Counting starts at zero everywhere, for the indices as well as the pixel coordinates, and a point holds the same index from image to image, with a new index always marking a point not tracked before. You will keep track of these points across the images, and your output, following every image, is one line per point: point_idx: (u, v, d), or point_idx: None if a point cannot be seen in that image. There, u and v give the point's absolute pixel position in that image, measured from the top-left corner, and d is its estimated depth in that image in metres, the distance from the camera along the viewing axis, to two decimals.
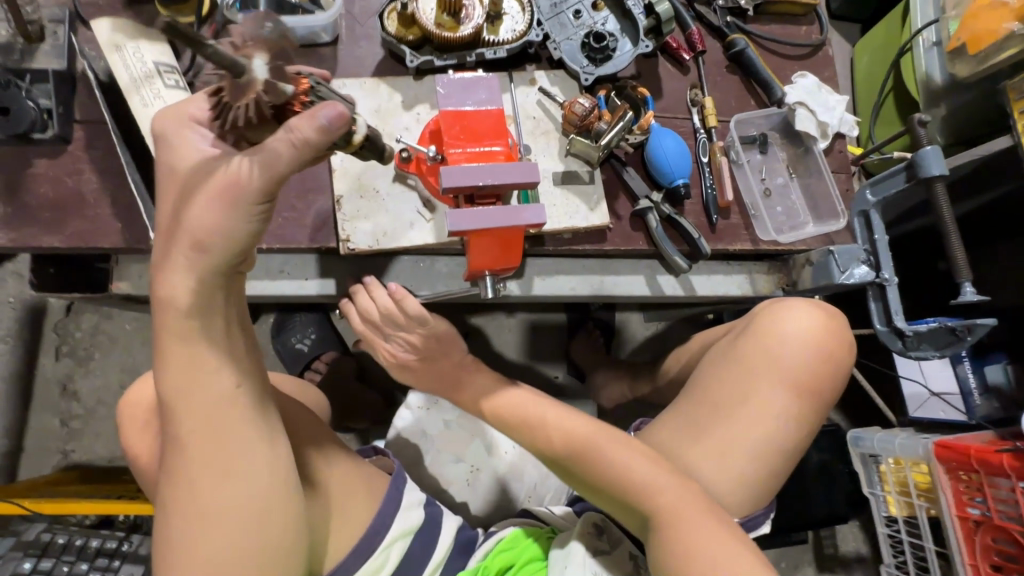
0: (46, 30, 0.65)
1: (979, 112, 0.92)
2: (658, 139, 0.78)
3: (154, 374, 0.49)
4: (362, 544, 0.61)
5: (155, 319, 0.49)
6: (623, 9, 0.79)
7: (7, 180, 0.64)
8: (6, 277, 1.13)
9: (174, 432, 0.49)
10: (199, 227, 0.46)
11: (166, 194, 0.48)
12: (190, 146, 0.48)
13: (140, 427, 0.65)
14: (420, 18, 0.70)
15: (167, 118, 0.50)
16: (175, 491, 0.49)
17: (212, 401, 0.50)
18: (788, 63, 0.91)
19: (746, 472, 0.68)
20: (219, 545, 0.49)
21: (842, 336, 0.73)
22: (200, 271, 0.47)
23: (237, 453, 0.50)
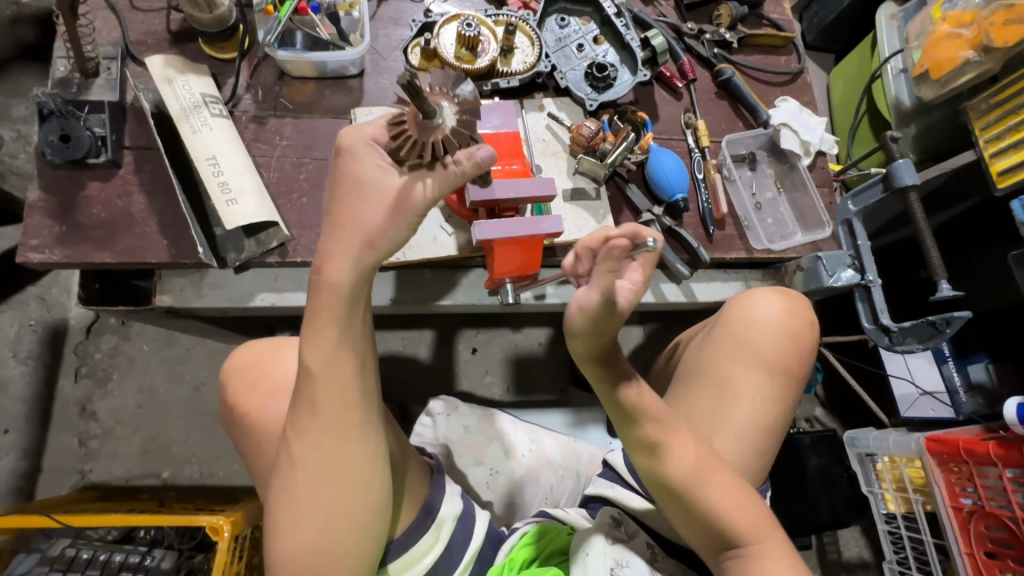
0: (101, 66, 0.71)
1: (945, 131, 1.01)
2: (658, 157, 0.85)
3: (306, 348, 0.54)
4: (425, 508, 0.66)
5: (313, 296, 0.54)
6: (622, 43, 0.88)
7: (62, 201, 0.69)
8: (28, 301, 1.17)
9: (312, 402, 0.55)
10: (376, 230, 0.52)
11: (343, 199, 0.53)
12: (372, 164, 0.53)
13: (250, 386, 0.66)
14: (441, 52, 0.78)
15: (353, 133, 0.54)
16: (298, 458, 0.55)
17: (344, 380, 0.55)
18: (771, 89, 1.00)
19: (733, 449, 0.73)
20: (335, 509, 0.55)
21: (804, 314, 0.81)
22: (363, 263, 0.54)
23: (355, 428, 0.56)
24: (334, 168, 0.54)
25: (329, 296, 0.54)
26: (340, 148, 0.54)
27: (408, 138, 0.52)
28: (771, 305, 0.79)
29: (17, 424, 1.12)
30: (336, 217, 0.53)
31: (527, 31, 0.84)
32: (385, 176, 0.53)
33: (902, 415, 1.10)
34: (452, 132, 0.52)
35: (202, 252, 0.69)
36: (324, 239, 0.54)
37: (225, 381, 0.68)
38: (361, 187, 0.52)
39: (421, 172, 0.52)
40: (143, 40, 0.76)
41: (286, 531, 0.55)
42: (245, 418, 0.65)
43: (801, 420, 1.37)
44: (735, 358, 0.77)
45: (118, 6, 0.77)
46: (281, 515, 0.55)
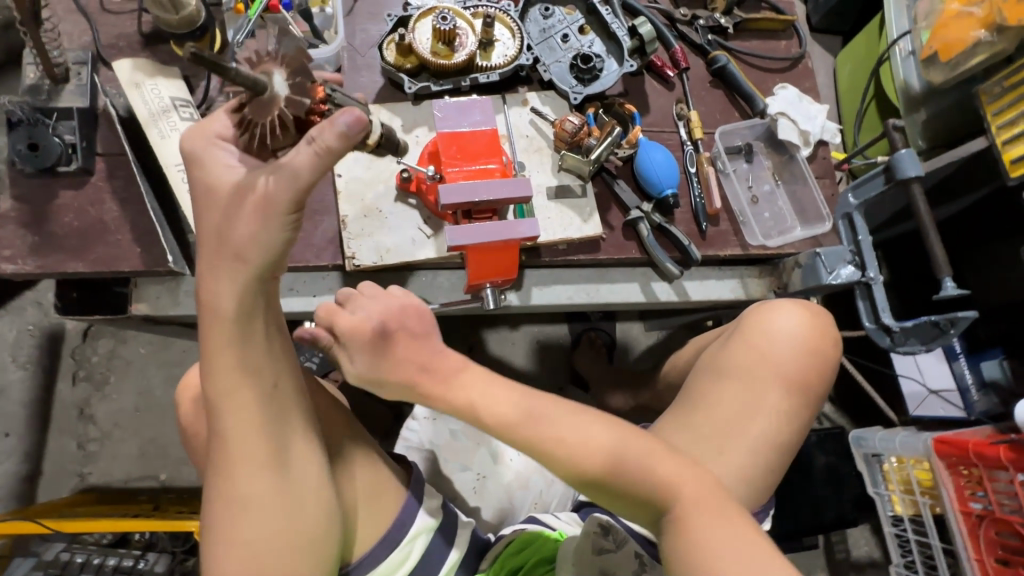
0: (70, 71, 0.70)
1: (956, 116, 0.95)
2: (647, 151, 0.82)
3: (207, 372, 0.54)
4: (390, 533, 0.64)
5: (203, 321, 0.54)
6: (608, 32, 0.84)
7: (35, 211, 0.68)
8: (25, 305, 1.18)
9: (222, 428, 0.54)
10: (238, 234, 0.50)
11: (204, 214, 0.52)
12: (217, 165, 0.52)
13: (197, 407, 0.67)
14: (417, 47, 0.75)
15: (193, 136, 0.53)
16: (218, 485, 0.54)
17: (251, 400, 0.54)
18: (770, 76, 0.95)
19: (747, 466, 0.69)
20: (262, 533, 0.53)
21: (826, 330, 0.78)
22: (242, 284, 0.52)
23: (276, 451, 0.55)
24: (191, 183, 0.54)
25: (219, 324, 0.53)
26: (189, 158, 0.53)
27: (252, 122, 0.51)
28: (791, 319, 0.76)
29: (18, 428, 1.14)
30: (204, 228, 0.52)
31: (508, 22, 0.80)
32: (226, 175, 0.52)
33: (912, 414, 1.07)
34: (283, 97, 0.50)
35: (171, 261, 0.68)
36: (198, 258, 0.53)
37: (178, 404, 0.70)
38: (214, 193, 0.51)
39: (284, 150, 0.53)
40: (113, 43, 0.75)
41: (220, 561, 0.53)
42: (195, 439, 0.67)
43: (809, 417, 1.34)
44: (755, 371, 0.74)
45: (88, 8, 0.75)
46: (215, 544, 0.54)
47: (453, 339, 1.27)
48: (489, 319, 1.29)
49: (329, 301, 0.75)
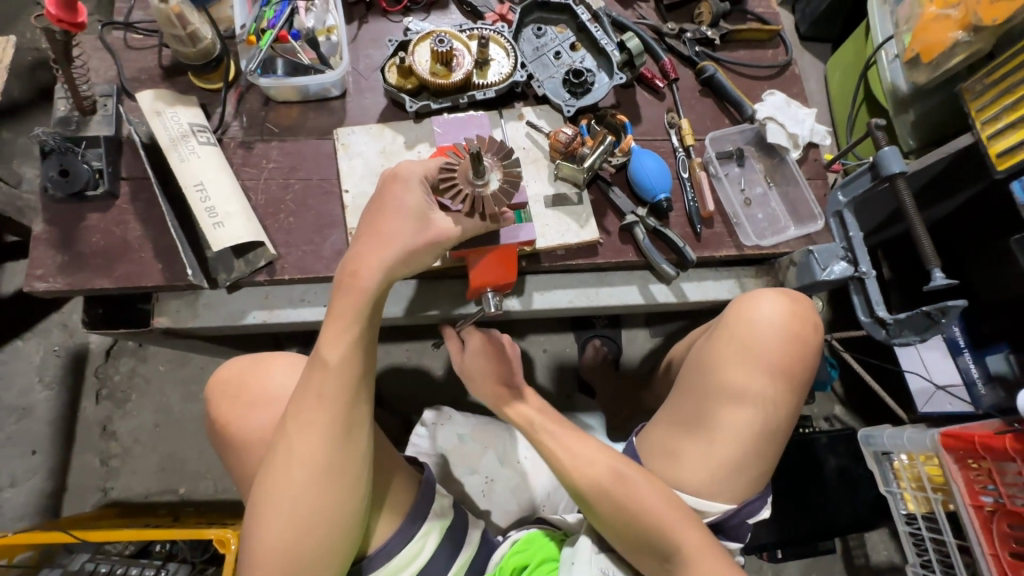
0: (97, 103, 0.76)
1: (945, 114, 0.97)
2: (640, 159, 0.85)
3: (322, 349, 0.55)
4: (407, 520, 0.65)
5: (340, 290, 0.56)
6: (598, 48, 0.89)
7: (64, 232, 0.73)
8: (51, 327, 1.23)
9: (310, 403, 0.53)
10: (408, 250, 0.56)
11: (388, 217, 0.56)
12: (425, 202, 0.57)
13: (233, 397, 0.63)
14: (416, 68, 0.80)
15: (413, 168, 0.59)
16: (296, 455, 0.52)
17: (351, 381, 0.55)
18: (758, 83, 0.99)
19: (734, 458, 0.73)
20: (325, 509, 0.52)
21: (803, 312, 0.78)
22: (391, 268, 0.56)
23: (358, 426, 0.55)
24: (382, 187, 0.58)
25: (355, 295, 0.55)
26: (394, 176, 0.57)
27: (455, 185, 0.57)
28: (771, 307, 0.77)
29: (44, 446, 1.18)
30: (371, 230, 0.56)
31: (503, 43, 0.85)
32: (433, 216, 0.57)
33: (920, 411, 1.08)
34: (494, 193, 0.58)
35: (190, 274, 0.72)
36: (354, 240, 0.57)
37: (209, 396, 0.65)
38: (412, 219, 0.57)
39: (461, 218, 0.58)
40: (136, 76, 0.81)
41: (261, 539, 0.52)
42: (226, 430, 0.62)
43: (819, 419, 1.35)
44: (739, 360, 0.76)
45: (114, 45, 0.81)
46: (259, 522, 0.52)
47: None
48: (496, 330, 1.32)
49: None
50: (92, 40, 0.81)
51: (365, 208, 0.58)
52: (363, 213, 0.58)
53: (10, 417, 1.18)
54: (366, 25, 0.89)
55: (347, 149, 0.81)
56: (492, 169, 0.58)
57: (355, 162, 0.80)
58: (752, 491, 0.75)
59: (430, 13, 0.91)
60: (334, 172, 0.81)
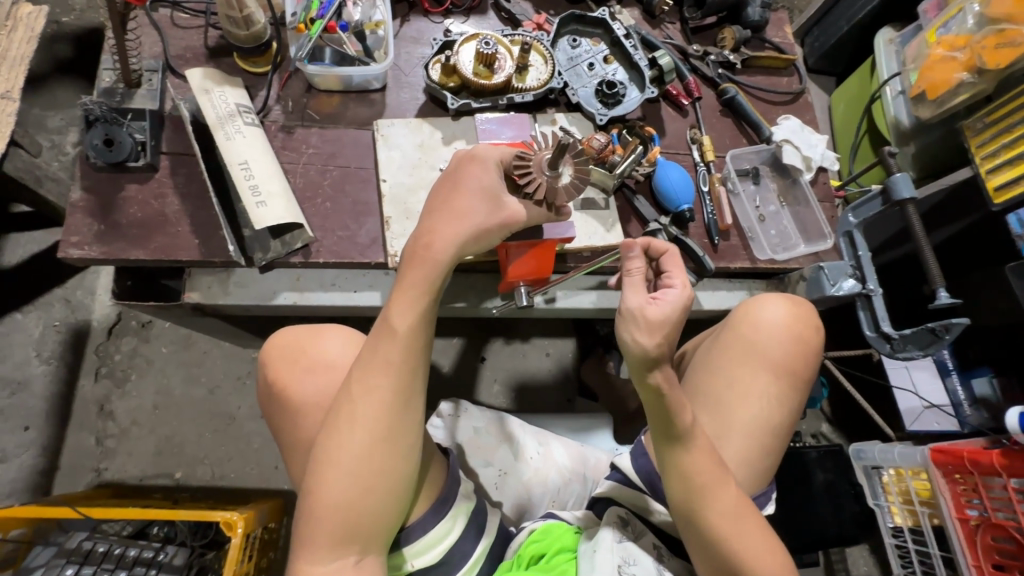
0: (143, 77, 0.77)
1: (944, 149, 1.04)
2: (665, 170, 0.89)
3: (392, 316, 0.57)
4: (439, 500, 0.67)
5: (412, 263, 0.59)
6: (630, 63, 0.93)
7: (102, 201, 0.73)
8: (53, 302, 1.21)
9: (377, 367, 0.56)
10: (480, 227, 0.60)
11: (462, 196, 0.60)
12: (497, 183, 0.61)
13: (291, 360, 0.63)
14: (461, 68, 0.83)
15: (488, 151, 0.62)
16: (359, 418, 0.54)
17: (416, 350, 0.57)
18: (773, 108, 1.04)
19: (745, 453, 0.76)
20: (383, 474, 0.54)
21: (812, 319, 0.83)
22: (462, 245, 0.59)
23: (415, 397, 0.57)
24: (458, 168, 0.61)
25: (426, 264, 0.58)
26: (472, 157, 0.61)
27: (531, 175, 0.61)
28: (777, 310, 0.82)
29: (37, 422, 1.15)
30: (445, 206, 0.60)
31: (542, 51, 0.89)
32: (506, 200, 0.61)
33: (909, 428, 1.11)
34: (565, 187, 0.63)
35: (232, 250, 0.72)
36: (427, 215, 0.61)
37: (262, 360, 0.65)
38: (485, 199, 0.60)
39: (530, 205, 0.62)
40: (181, 54, 0.82)
41: (323, 495, 0.53)
42: (279, 391, 0.62)
43: (807, 435, 1.40)
44: (754, 361, 0.79)
45: (160, 22, 0.82)
46: (320, 480, 0.54)
47: (466, 348, 1.32)
48: (503, 330, 1.34)
49: (369, 296, 0.80)
50: (139, 15, 0.82)
51: (438, 182, 0.62)
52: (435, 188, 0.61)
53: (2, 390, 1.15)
54: (408, 23, 0.92)
55: (387, 140, 0.83)
56: (564, 164, 0.63)
57: (394, 153, 0.82)
58: (759, 491, 0.78)
59: (470, 17, 0.94)
60: (372, 161, 0.83)
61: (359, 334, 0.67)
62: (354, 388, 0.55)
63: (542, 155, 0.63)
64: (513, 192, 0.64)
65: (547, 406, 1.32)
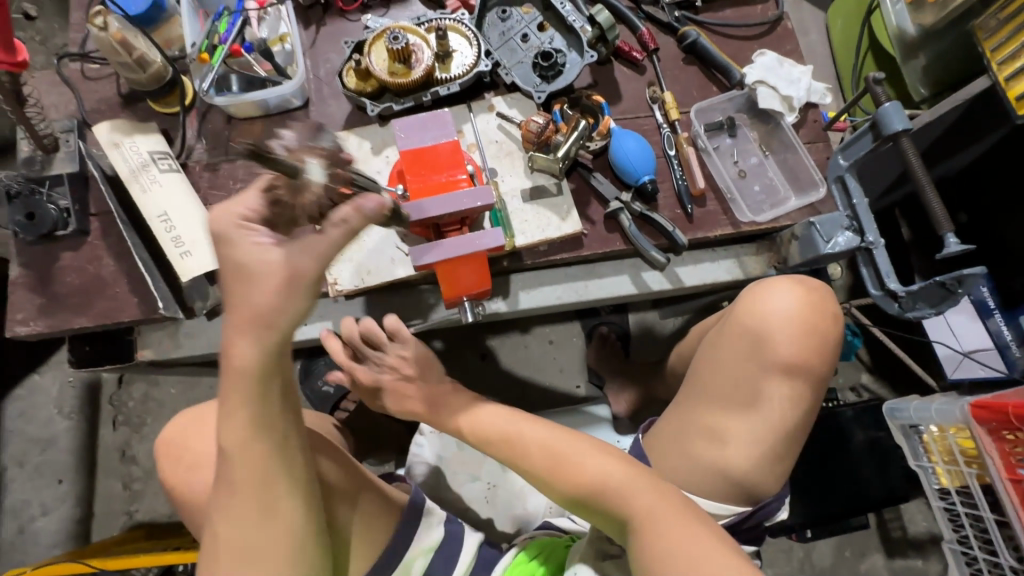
0: (58, 140, 0.75)
1: (959, 55, 0.88)
2: (620, 140, 0.80)
3: (224, 428, 0.51)
4: (380, 563, 0.65)
5: (223, 378, 0.50)
6: (566, 26, 0.83)
7: (40, 273, 0.73)
8: (64, 359, 1.26)
9: (230, 479, 0.52)
10: (269, 306, 0.47)
11: (233, 288, 0.48)
12: (251, 255, 0.47)
13: (176, 461, 0.67)
14: (374, 70, 0.76)
15: (217, 215, 0.49)
16: (220, 535, 0.52)
17: (257, 455, 0.52)
18: (746, 44, 0.91)
19: (748, 458, 0.70)
20: (270, 574, 0.52)
21: (826, 301, 0.75)
22: (265, 345, 0.49)
23: (279, 502, 0.53)
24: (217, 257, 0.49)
25: (233, 380, 0.49)
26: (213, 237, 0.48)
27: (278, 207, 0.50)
28: (786, 297, 0.72)
29: (69, 474, 1.21)
30: (229, 305, 0.49)
31: (463, 32, 0.80)
32: (265, 253, 0.47)
33: (950, 378, 1.03)
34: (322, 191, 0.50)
35: (161, 307, 0.71)
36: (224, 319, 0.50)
37: (156, 458, 0.69)
38: (272, 281, 0.47)
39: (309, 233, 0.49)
40: (97, 107, 0.79)
41: None
42: (175, 493, 0.66)
43: (845, 390, 1.29)
44: (755, 357, 0.72)
45: (71, 78, 0.80)
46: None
47: (465, 349, 1.29)
48: (499, 325, 1.30)
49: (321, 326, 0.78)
50: (49, 74, 0.80)
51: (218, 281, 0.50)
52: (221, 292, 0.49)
53: (34, 449, 1.22)
54: (324, 27, 0.85)
55: None
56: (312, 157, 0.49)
57: None
58: (772, 491, 0.71)
59: (390, 7, 0.87)
60: None
61: None
62: (222, 493, 0.52)
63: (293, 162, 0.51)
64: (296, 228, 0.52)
65: (555, 397, 1.27)
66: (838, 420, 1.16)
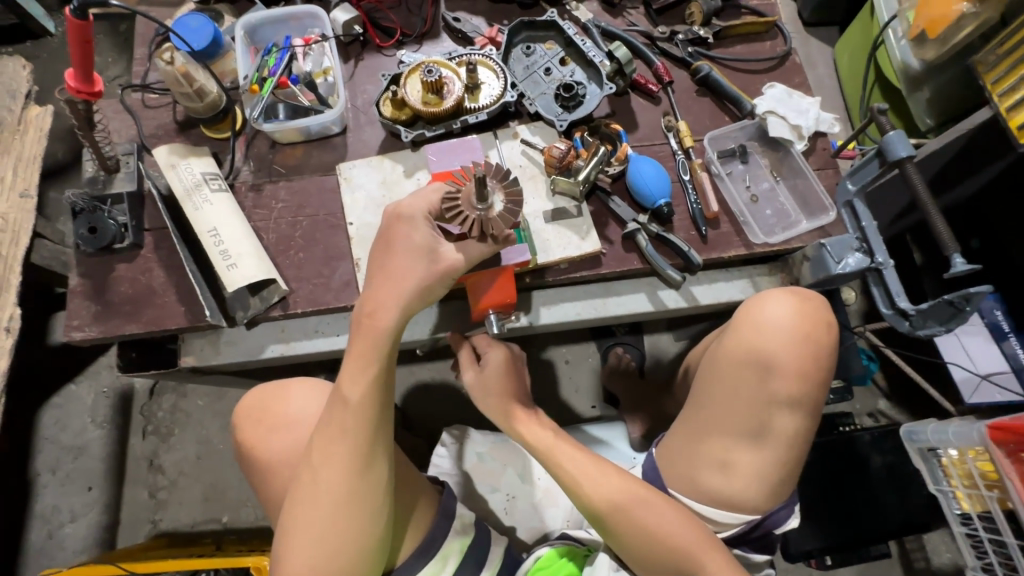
0: (120, 161, 0.82)
1: (963, 88, 0.92)
2: (637, 165, 0.85)
3: (343, 383, 0.58)
4: (425, 542, 0.66)
5: (357, 327, 0.60)
6: (587, 61, 0.89)
7: (96, 283, 0.78)
8: (100, 370, 1.32)
9: (332, 434, 0.57)
10: (422, 284, 0.59)
11: (396, 256, 0.60)
12: (430, 236, 0.60)
13: (258, 420, 0.66)
14: (409, 100, 0.82)
15: (413, 202, 0.61)
16: (321, 481, 0.56)
17: (367, 414, 0.58)
18: (756, 77, 0.97)
19: (751, 459, 0.74)
20: (350, 537, 0.56)
21: (822, 315, 0.77)
22: (406, 305, 0.60)
23: (379, 457, 0.58)
24: (386, 225, 0.61)
25: (373, 334, 0.59)
26: (398, 216, 0.60)
27: (460, 212, 0.58)
28: (780, 309, 0.76)
29: (98, 481, 1.25)
30: (383, 272, 0.59)
31: (491, 66, 0.87)
32: (439, 245, 0.60)
33: (968, 402, 1.00)
34: (501, 214, 0.59)
35: (208, 314, 0.75)
36: (366, 279, 0.61)
37: (236, 419, 0.69)
38: (422, 253, 0.59)
39: (472, 241, 0.60)
40: (155, 133, 0.87)
41: (287, 554, 0.56)
42: (250, 450, 0.66)
43: (862, 415, 1.29)
44: (753, 365, 0.75)
45: (132, 106, 0.87)
46: (290, 536, 0.56)
47: None
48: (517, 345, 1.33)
49: None
50: (114, 103, 0.87)
51: (380, 244, 0.62)
52: (374, 256, 0.62)
53: (66, 456, 1.27)
54: (362, 62, 0.93)
55: (350, 182, 0.84)
56: (495, 191, 0.59)
57: (358, 194, 0.84)
58: (774, 500, 0.74)
59: (423, 44, 0.94)
60: (339, 206, 0.84)
61: (323, 383, 0.70)
62: (317, 453, 0.57)
63: (471, 187, 0.59)
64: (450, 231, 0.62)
65: (570, 416, 1.29)
66: (855, 443, 1.16)
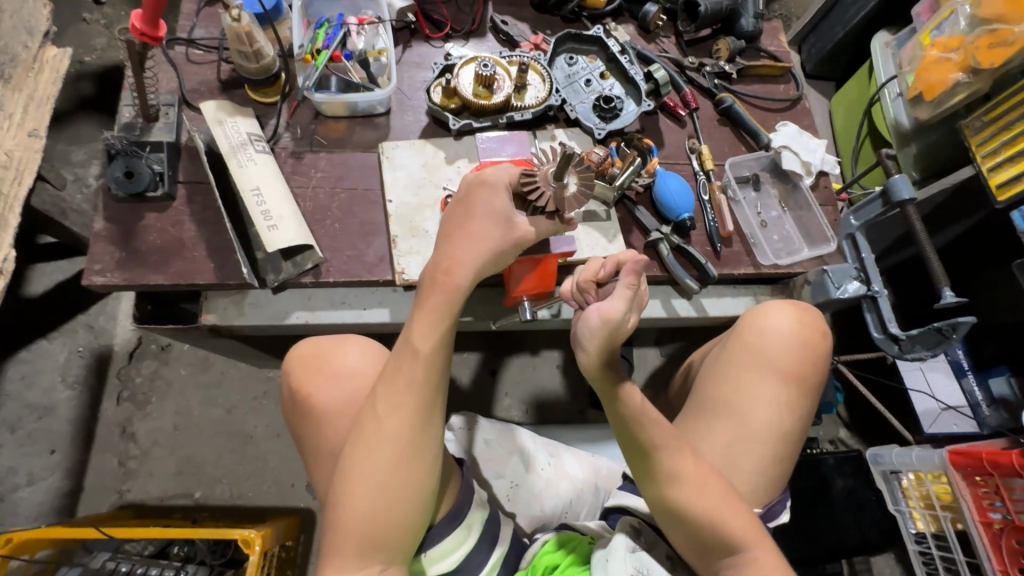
0: (160, 111, 0.81)
1: (948, 148, 1.04)
2: (664, 180, 0.90)
3: (410, 335, 0.62)
4: (454, 510, 0.69)
5: (428, 285, 0.64)
6: (626, 78, 0.96)
7: (123, 230, 0.77)
8: (77, 328, 1.25)
9: (397, 384, 0.61)
10: (497, 249, 0.65)
11: (474, 220, 0.66)
12: (509, 206, 0.66)
13: (313, 369, 0.69)
14: (461, 89, 0.86)
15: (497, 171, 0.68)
16: (387, 427, 0.60)
17: (431, 368, 0.62)
18: (771, 115, 1.05)
19: (757, 450, 0.77)
20: (406, 485, 0.59)
21: (820, 326, 0.85)
22: (478, 269, 0.65)
23: (438, 412, 0.62)
24: (467, 190, 0.67)
25: (445, 293, 0.63)
26: (484, 182, 0.66)
27: (538, 188, 0.65)
28: (785, 316, 0.83)
29: (62, 445, 1.18)
30: (463, 234, 0.65)
31: (539, 70, 0.91)
32: (517, 219, 0.66)
33: (927, 431, 1.11)
34: (572, 195, 0.67)
35: (245, 272, 0.75)
36: (439, 243, 0.66)
37: (285, 369, 0.71)
38: (499, 220, 0.65)
39: (541, 218, 0.67)
40: (196, 87, 0.86)
41: (346, 496, 0.58)
42: (305, 398, 0.68)
43: (825, 441, 1.38)
44: (758, 365, 0.81)
45: (176, 59, 0.87)
46: (349, 480, 0.59)
47: (477, 363, 1.33)
48: (513, 343, 1.35)
49: (378, 312, 0.83)
50: (156, 53, 0.86)
51: (460, 211, 0.67)
52: (450, 219, 0.67)
53: (30, 415, 1.19)
54: (410, 48, 0.95)
55: (391, 162, 0.85)
56: (570, 173, 0.66)
57: (399, 173, 0.85)
58: (769, 495, 0.78)
59: (469, 39, 0.98)
60: (378, 182, 0.86)
61: (375, 344, 0.73)
62: (382, 401, 0.60)
63: (548, 168, 0.67)
64: (523, 207, 0.69)
65: (560, 418, 1.32)
66: None
